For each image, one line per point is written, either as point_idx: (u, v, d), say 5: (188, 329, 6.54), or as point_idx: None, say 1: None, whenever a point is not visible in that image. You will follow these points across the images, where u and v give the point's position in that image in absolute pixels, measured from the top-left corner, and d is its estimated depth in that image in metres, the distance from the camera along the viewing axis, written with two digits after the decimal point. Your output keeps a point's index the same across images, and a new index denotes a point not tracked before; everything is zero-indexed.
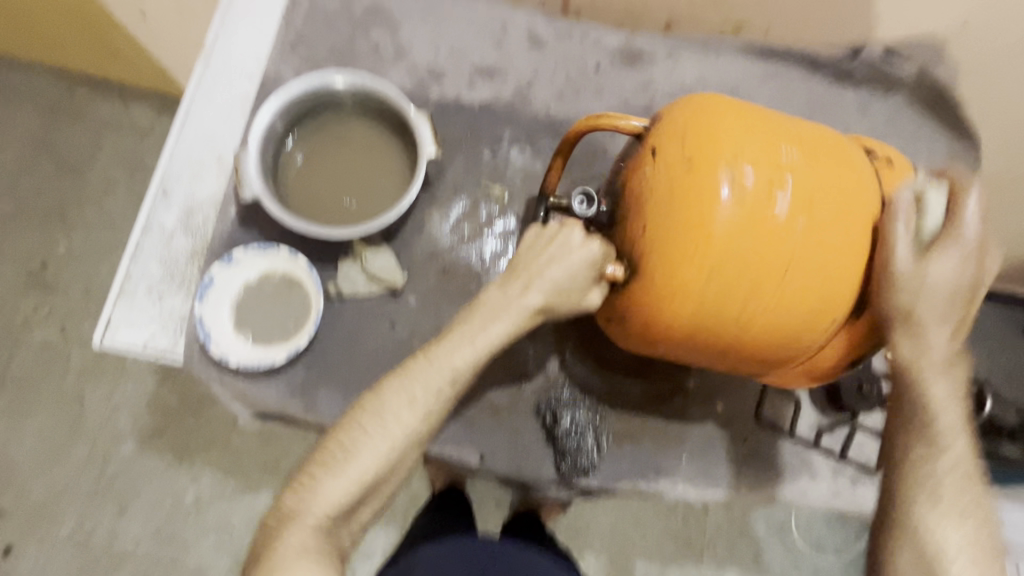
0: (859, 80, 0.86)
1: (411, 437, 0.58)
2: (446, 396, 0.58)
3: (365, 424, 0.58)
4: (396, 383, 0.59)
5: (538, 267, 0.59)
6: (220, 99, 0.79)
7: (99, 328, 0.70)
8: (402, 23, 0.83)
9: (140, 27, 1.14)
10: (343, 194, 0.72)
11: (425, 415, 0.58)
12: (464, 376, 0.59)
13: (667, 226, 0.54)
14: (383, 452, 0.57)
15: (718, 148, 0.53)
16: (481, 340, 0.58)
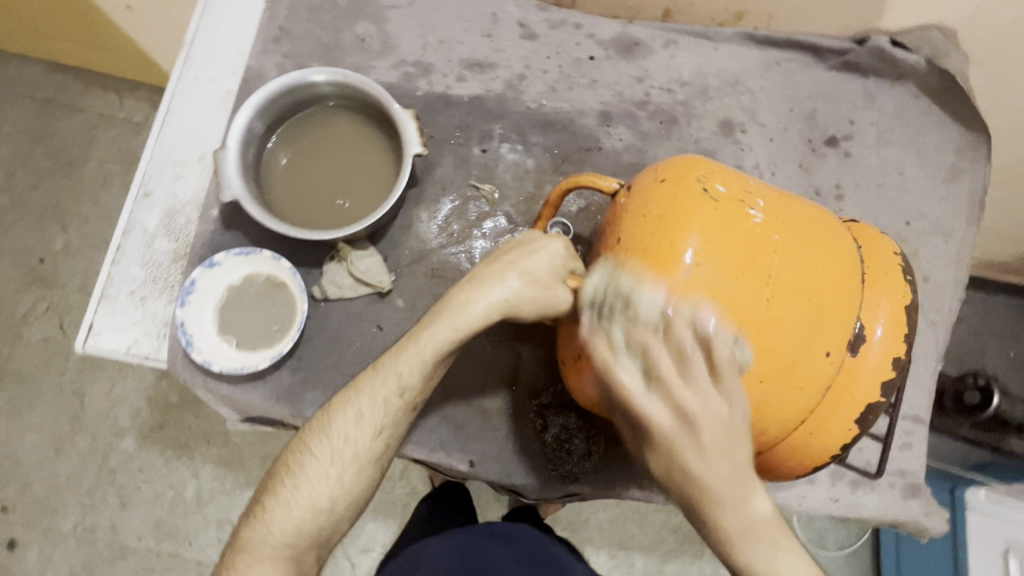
0: (867, 69, 0.82)
1: (363, 451, 0.58)
2: (395, 411, 0.58)
3: (314, 447, 0.59)
4: (344, 401, 0.59)
5: (501, 267, 0.57)
6: (202, 97, 0.77)
7: (80, 332, 0.69)
8: (389, 15, 0.80)
9: (128, 19, 1.12)
10: (336, 195, 0.69)
11: (376, 429, 0.58)
12: (411, 385, 0.58)
13: (627, 301, 0.51)
14: (329, 472, 0.58)
15: (689, 217, 0.51)
16: (428, 344, 0.56)
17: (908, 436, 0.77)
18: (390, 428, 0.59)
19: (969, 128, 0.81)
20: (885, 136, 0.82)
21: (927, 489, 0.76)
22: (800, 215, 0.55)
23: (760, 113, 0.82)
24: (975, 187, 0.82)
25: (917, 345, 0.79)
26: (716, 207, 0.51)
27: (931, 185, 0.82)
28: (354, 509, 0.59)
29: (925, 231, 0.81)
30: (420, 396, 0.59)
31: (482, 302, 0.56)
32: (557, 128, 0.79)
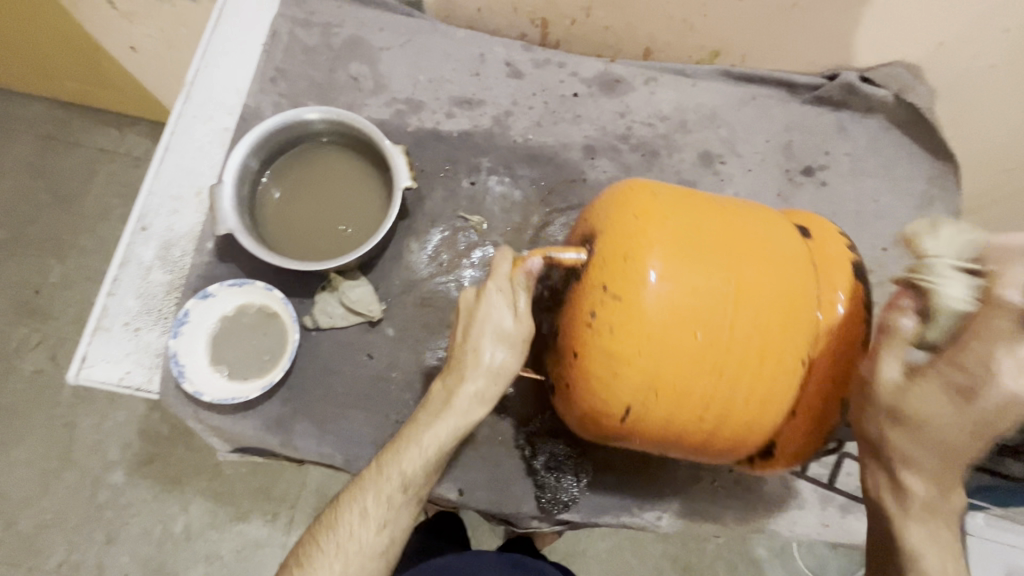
0: (839, 103, 0.86)
1: (369, 548, 0.58)
2: (402, 507, 0.59)
3: (321, 543, 0.58)
4: (351, 496, 0.59)
5: (483, 316, 0.58)
6: (200, 134, 0.80)
7: (74, 364, 0.70)
8: (380, 56, 0.84)
9: (131, 59, 1.16)
10: (337, 221, 0.72)
11: (380, 525, 0.58)
12: (415, 480, 0.59)
13: (602, 327, 0.53)
14: (333, 567, 0.57)
15: (646, 238, 0.52)
16: (428, 441, 0.58)
17: None
18: (394, 523, 0.59)
19: (938, 157, 0.85)
20: (860, 165, 0.86)
21: None
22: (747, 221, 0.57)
23: (739, 145, 0.85)
24: (948, 213, 0.85)
25: None
26: (670, 222, 0.53)
27: (906, 212, 0.85)
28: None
29: (902, 256, 0.84)
30: (424, 487, 0.60)
31: (484, 347, 0.58)
32: (543, 161, 0.82)
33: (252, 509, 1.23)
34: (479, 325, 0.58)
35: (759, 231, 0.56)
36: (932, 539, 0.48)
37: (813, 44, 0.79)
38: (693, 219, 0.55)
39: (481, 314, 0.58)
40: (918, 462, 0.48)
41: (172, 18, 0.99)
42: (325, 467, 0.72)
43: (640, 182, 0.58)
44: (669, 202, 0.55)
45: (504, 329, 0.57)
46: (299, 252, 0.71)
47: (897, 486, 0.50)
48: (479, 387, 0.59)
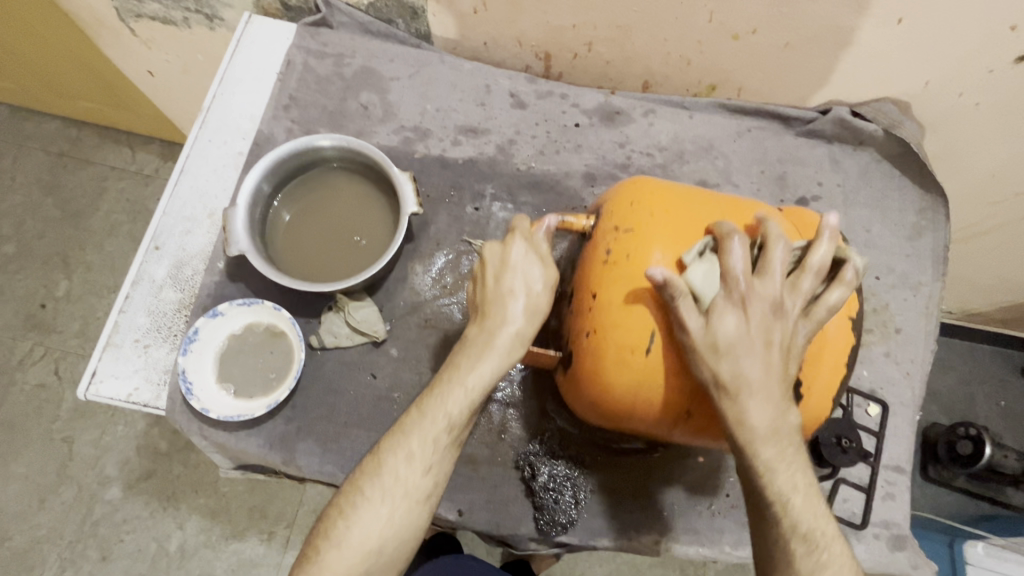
0: (830, 136, 0.89)
1: (415, 492, 0.56)
2: (445, 451, 0.58)
3: (366, 488, 0.57)
4: (392, 442, 0.57)
5: (512, 264, 0.59)
6: (215, 157, 0.83)
7: (84, 380, 0.71)
8: (390, 85, 0.88)
9: (146, 81, 1.20)
10: (353, 234, 0.75)
11: (426, 469, 0.57)
12: (460, 422, 0.57)
13: (610, 303, 0.56)
14: (380, 511, 0.56)
15: (651, 228, 0.57)
16: (473, 382, 0.57)
17: (891, 485, 0.78)
18: (439, 466, 0.57)
19: (928, 190, 0.88)
20: (852, 196, 0.89)
21: (914, 541, 0.76)
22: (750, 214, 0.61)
23: (734, 175, 0.88)
24: (938, 244, 0.87)
25: (893, 394, 0.81)
26: (673, 213, 0.58)
27: (897, 242, 0.87)
28: (405, 552, 0.57)
29: (894, 285, 0.86)
30: (465, 431, 0.59)
31: (516, 292, 0.58)
32: (544, 188, 0.85)
33: (250, 527, 1.23)
34: (511, 270, 0.59)
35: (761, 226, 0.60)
36: (807, 497, 0.50)
37: (804, 81, 0.83)
38: (697, 212, 0.59)
39: (511, 261, 0.59)
40: (759, 395, 0.49)
41: (189, 45, 1.04)
42: (326, 486, 0.73)
43: (651, 181, 0.63)
44: (674, 196, 0.60)
45: (534, 277, 0.59)
46: (314, 268, 0.73)
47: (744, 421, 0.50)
48: (521, 327, 0.58)
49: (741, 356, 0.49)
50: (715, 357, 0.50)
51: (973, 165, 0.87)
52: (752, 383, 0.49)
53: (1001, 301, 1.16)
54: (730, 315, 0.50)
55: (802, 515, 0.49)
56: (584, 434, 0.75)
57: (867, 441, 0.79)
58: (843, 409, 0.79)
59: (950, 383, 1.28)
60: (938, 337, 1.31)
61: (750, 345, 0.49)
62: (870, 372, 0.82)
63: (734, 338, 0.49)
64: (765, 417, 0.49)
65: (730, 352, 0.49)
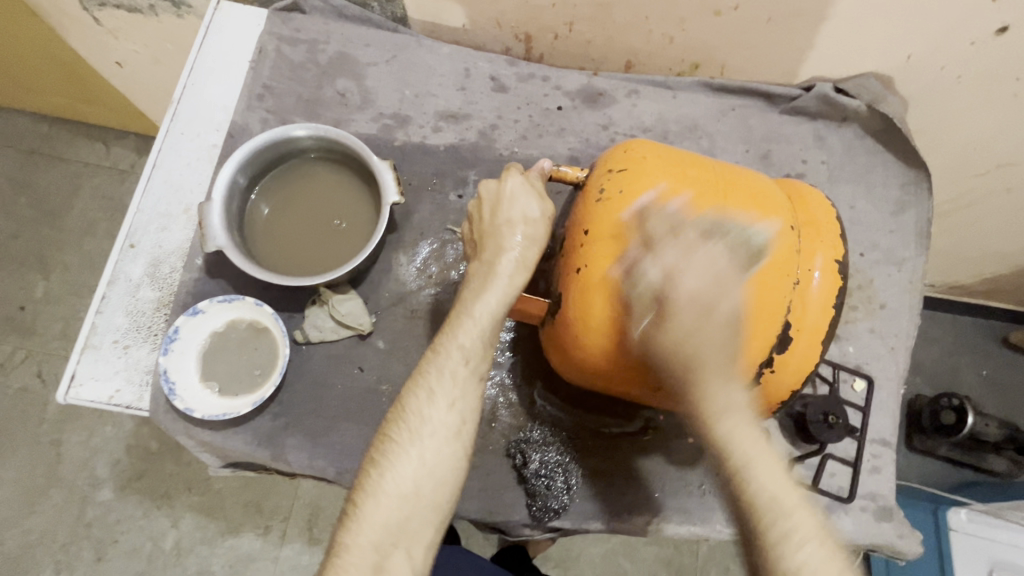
0: (813, 113, 0.88)
1: (443, 429, 0.56)
2: (467, 385, 0.57)
3: (396, 432, 0.56)
4: (414, 384, 0.57)
5: (510, 197, 0.60)
6: (187, 150, 0.80)
7: (62, 383, 0.69)
8: (367, 71, 0.85)
9: (116, 73, 1.16)
10: (333, 220, 0.73)
11: (450, 403, 0.56)
12: (475, 354, 0.57)
13: (597, 267, 0.56)
14: (413, 451, 0.55)
15: (640, 193, 0.56)
16: (480, 312, 0.57)
17: (876, 458, 0.79)
18: (463, 400, 0.57)
19: (911, 165, 0.88)
20: (836, 173, 0.88)
21: (899, 512, 0.78)
22: (739, 175, 0.61)
23: (719, 155, 0.88)
24: (921, 219, 0.88)
25: (878, 369, 0.82)
26: (662, 175, 0.57)
27: (881, 218, 0.88)
28: (445, 493, 0.55)
29: (878, 261, 0.86)
30: (484, 365, 0.58)
31: (512, 222, 0.59)
32: None
33: (246, 522, 1.23)
34: (508, 201, 0.60)
35: (749, 184, 0.60)
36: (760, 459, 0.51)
37: (787, 56, 0.82)
38: (687, 173, 0.58)
39: (506, 195, 0.60)
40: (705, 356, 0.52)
41: (158, 34, 1.00)
42: (316, 480, 0.72)
43: (641, 142, 0.62)
44: (664, 159, 0.59)
45: (527, 209, 0.60)
46: (295, 261, 0.72)
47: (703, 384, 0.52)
48: (522, 253, 0.59)
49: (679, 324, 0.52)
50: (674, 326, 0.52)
51: (954, 138, 0.88)
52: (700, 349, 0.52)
53: (982, 273, 1.17)
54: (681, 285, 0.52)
55: (759, 482, 0.50)
56: (575, 421, 0.76)
57: (853, 417, 0.80)
58: (829, 386, 0.80)
59: (934, 355, 1.30)
60: (922, 311, 1.33)
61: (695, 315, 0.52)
62: (855, 347, 0.83)
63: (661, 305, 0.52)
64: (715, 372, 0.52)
65: (670, 317, 0.52)
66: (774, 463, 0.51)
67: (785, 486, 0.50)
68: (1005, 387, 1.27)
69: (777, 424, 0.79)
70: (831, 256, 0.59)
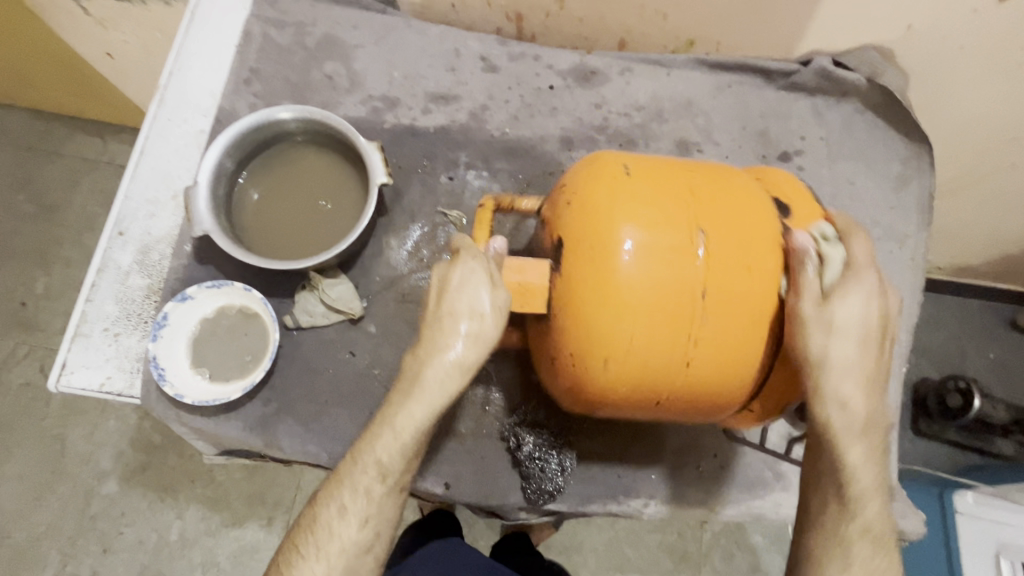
0: (812, 88, 0.86)
1: (352, 547, 0.57)
2: (383, 502, 0.58)
3: (302, 547, 0.57)
4: (328, 495, 0.58)
5: (462, 280, 0.56)
6: (174, 135, 0.80)
7: (53, 372, 0.69)
8: (355, 53, 0.84)
9: (106, 64, 1.15)
10: (319, 201, 0.73)
11: (362, 521, 0.57)
12: (393, 468, 0.57)
13: (589, 285, 0.54)
14: (316, 570, 0.56)
15: (613, 207, 0.54)
16: (402, 425, 0.56)
17: None
18: (377, 516, 0.57)
19: (912, 140, 0.86)
20: (836, 149, 0.87)
21: (902, 491, 0.77)
22: (707, 172, 0.59)
23: (715, 133, 0.86)
24: (923, 194, 0.86)
25: None
26: (633, 185, 0.55)
27: (882, 195, 0.86)
28: None
29: (879, 238, 0.84)
30: (404, 476, 0.59)
31: (461, 311, 0.55)
32: (520, 155, 0.83)
33: (249, 514, 1.23)
34: (457, 286, 0.56)
35: (720, 181, 0.58)
36: (865, 444, 0.55)
37: (783, 30, 0.80)
38: (656, 178, 0.56)
39: (460, 288, 0.56)
40: (864, 334, 0.54)
41: (147, 22, 0.99)
42: (310, 466, 0.72)
43: (605, 154, 0.60)
44: (631, 168, 0.57)
45: (472, 284, 0.55)
46: (283, 245, 0.71)
47: (851, 352, 0.53)
48: (478, 329, 0.55)
49: (863, 299, 0.54)
50: (845, 293, 0.53)
51: (956, 112, 0.86)
52: (853, 346, 0.54)
53: (988, 253, 1.15)
54: (859, 295, 0.53)
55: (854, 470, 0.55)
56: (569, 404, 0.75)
57: None
58: None
59: (939, 337, 1.28)
60: (927, 294, 1.31)
61: (875, 319, 0.54)
62: None
63: (866, 284, 0.54)
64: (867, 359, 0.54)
65: (858, 293, 0.54)
66: (875, 464, 0.56)
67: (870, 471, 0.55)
68: (1012, 368, 1.26)
69: None
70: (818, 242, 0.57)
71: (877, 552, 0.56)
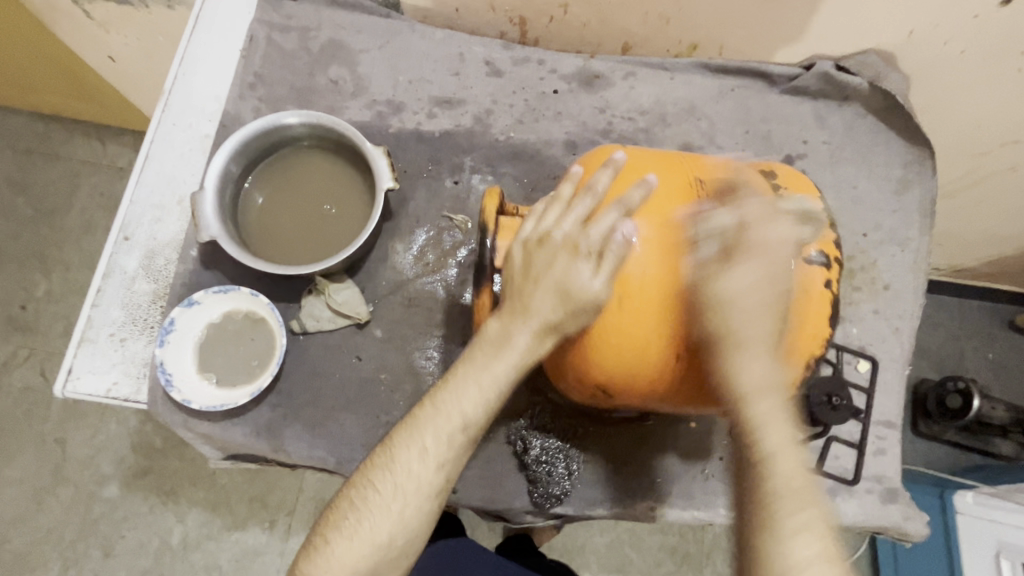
0: (815, 92, 0.87)
1: (427, 487, 0.54)
2: (462, 449, 0.54)
3: (377, 481, 0.55)
4: (404, 437, 0.54)
5: (553, 240, 0.53)
6: (180, 140, 0.80)
7: (60, 377, 0.69)
8: (359, 57, 0.84)
9: (108, 67, 1.15)
10: (325, 206, 0.73)
11: (439, 465, 0.54)
12: (476, 421, 0.54)
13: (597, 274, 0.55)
14: (391, 507, 0.54)
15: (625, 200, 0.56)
16: (488, 381, 0.53)
17: (882, 440, 0.78)
18: (451, 462, 0.54)
19: (914, 144, 0.86)
20: (838, 152, 0.87)
21: (905, 493, 0.77)
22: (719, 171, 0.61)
23: (718, 137, 0.86)
24: (925, 197, 0.86)
25: (882, 351, 0.81)
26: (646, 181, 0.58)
27: (884, 198, 0.86)
28: (419, 540, 0.56)
29: (882, 241, 0.85)
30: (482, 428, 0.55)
31: (554, 271, 0.52)
32: (525, 159, 0.83)
33: (251, 517, 1.23)
34: (550, 244, 0.53)
35: (732, 179, 0.60)
36: (772, 415, 0.49)
37: (786, 34, 0.80)
38: (668, 175, 0.59)
39: (551, 240, 0.53)
40: (751, 289, 0.50)
41: (150, 26, 0.99)
42: (316, 470, 0.72)
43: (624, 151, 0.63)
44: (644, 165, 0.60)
45: (570, 237, 0.53)
46: (290, 250, 0.71)
47: (741, 306, 0.50)
48: (578, 288, 0.51)
49: (750, 251, 0.51)
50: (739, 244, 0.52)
51: (958, 115, 0.86)
52: (746, 301, 0.50)
53: (988, 255, 1.16)
54: (751, 251, 0.51)
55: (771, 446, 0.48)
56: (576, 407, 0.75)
57: (858, 399, 0.79)
58: (833, 367, 0.79)
59: (939, 338, 1.29)
60: (927, 295, 1.32)
61: (770, 274, 0.51)
62: (858, 329, 0.82)
63: (756, 235, 0.51)
64: (761, 320, 0.50)
65: (755, 248, 0.51)
66: (789, 438, 0.49)
67: (790, 447, 0.48)
68: (1012, 369, 1.26)
69: None
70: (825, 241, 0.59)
71: (803, 504, 0.46)
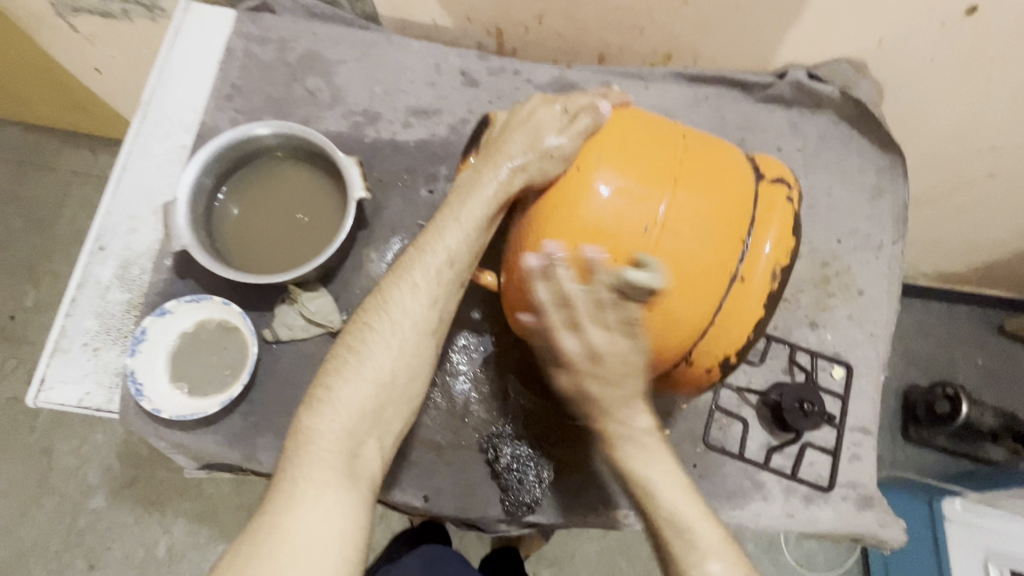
0: (789, 100, 0.87)
1: (420, 322, 0.58)
2: (449, 287, 0.59)
3: (374, 323, 0.58)
4: (395, 279, 0.59)
5: (531, 110, 0.61)
6: (157, 150, 0.80)
7: (31, 387, 0.69)
8: (336, 68, 0.85)
9: (96, 79, 1.16)
10: (299, 215, 0.73)
11: (431, 300, 0.58)
12: (459, 259, 0.59)
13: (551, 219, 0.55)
14: (390, 343, 0.57)
15: (599, 146, 0.56)
16: (465, 218, 0.58)
17: (857, 446, 0.78)
18: (444, 300, 0.59)
19: (887, 151, 0.87)
20: (812, 159, 0.88)
21: (881, 500, 0.77)
22: (706, 139, 0.59)
23: None
24: (898, 204, 0.87)
25: (856, 356, 0.81)
26: (631, 131, 0.57)
27: (858, 205, 0.87)
28: (417, 385, 0.59)
29: (856, 248, 0.85)
30: (466, 271, 0.60)
31: (524, 132, 0.59)
32: None
33: (238, 528, 1.22)
34: (529, 116, 0.61)
35: (714, 147, 0.58)
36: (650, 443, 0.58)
37: (757, 45, 0.81)
38: (652, 128, 0.58)
39: (533, 115, 0.60)
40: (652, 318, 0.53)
41: (134, 38, 1.00)
42: None
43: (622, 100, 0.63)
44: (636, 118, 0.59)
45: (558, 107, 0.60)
46: (263, 260, 0.71)
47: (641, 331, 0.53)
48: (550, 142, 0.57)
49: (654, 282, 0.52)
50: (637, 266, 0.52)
51: (930, 123, 0.87)
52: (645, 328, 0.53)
53: (970, 260, 1.16)
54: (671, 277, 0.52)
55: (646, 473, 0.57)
56: (548, 414, 0.75)
57: (831, 404, 0.79)
58: (806, 373, 0.79)
59: (924, 344, 1.29)
60: (913, 301, 1.32)
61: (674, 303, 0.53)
62: (833, 335, 0.82)
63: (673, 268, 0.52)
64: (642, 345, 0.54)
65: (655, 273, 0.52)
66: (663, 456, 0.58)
67: (669, 470, 0.58)
68: (999, 374, 1.26)
69: (754, 414, 0.79)
70: (783, 229, 0.56)
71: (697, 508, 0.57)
